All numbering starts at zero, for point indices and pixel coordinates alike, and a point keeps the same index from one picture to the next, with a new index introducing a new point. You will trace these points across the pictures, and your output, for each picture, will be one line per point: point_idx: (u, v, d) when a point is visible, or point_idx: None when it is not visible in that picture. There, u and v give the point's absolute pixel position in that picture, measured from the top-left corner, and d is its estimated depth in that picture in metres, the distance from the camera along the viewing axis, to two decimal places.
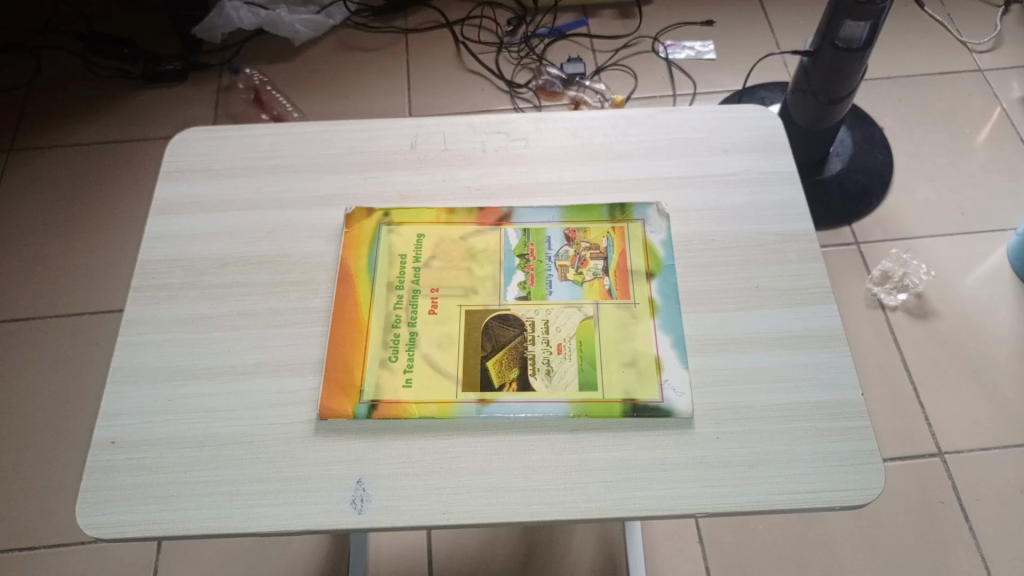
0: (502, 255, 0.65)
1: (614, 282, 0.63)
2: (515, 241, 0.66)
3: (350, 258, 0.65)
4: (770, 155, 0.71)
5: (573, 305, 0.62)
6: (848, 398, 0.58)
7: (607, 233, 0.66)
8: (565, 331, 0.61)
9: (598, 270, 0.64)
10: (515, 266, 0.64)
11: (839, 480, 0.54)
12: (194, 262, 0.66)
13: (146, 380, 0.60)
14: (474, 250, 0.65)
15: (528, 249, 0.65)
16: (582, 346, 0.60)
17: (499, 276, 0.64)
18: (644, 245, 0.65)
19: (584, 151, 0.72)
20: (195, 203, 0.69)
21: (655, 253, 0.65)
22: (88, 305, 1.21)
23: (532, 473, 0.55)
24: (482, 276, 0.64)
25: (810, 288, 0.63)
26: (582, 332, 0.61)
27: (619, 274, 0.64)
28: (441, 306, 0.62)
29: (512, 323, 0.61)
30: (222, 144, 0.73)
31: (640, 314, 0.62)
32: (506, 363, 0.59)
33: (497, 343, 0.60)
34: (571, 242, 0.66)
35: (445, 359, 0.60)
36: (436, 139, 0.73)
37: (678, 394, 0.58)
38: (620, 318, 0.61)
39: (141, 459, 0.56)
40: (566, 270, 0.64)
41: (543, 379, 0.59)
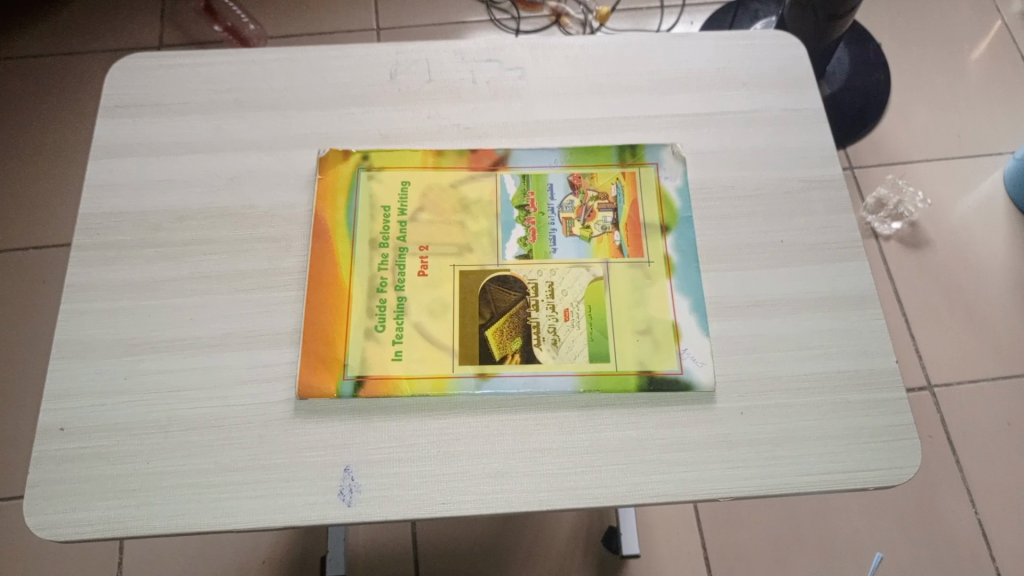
0: (498, 207, 0.57)
1: (625, 236, 0.57)
2: (513, 188, 0.58)
3: (324, 209, 0.57)
4: (793, 89, 0.63)
5: (581, 264, 0.55)
6: (879, 366, 0.53)
7: (616, 180, 0.59)
8: (572, 294, 0.54)
9: (607, 223, 0.57)
10: (514, 219, 0.57)
11: (871, 460, 0.51)
12: (144, 215, 0.57)
13: (97, 355, 0.52)
14: (467, 201, 0.58)
15: (527, 199, 0.58)
16: (592, 312, 0.54)
17: (496, 231, 0.56)
18: (658, 193, 0.58)
19: (587, 84, 0.63)
20: (142, 144, 0.60)
21: (670, 204, 0.58)
22: (34, 238, 1.12)
23: (540, 456, 0.50)
24: (477, 231, 0.56)
25: (838, 244, 0.57)
26: (591, 295, 0.54)
27: (631, 227, 0.57)
28: (432, 267, 0.55)
29: (513, 285, 0.54)
30: (171, 74, 0.63)
31: (654, 275, 0.55)
32: (508, 332, 0.53)
33: (497, 309, 0.54)
34: (577, 190, 0.59)
35: (439, 328, 0.53)
36: (419, 68, 0.63)
37: (698, 364, 0.53)
38: (633, 278, 0.55)
39: (96, 448, 0.49)
40: (571, 224, 0.57)
41: (549, 350, 0.53)
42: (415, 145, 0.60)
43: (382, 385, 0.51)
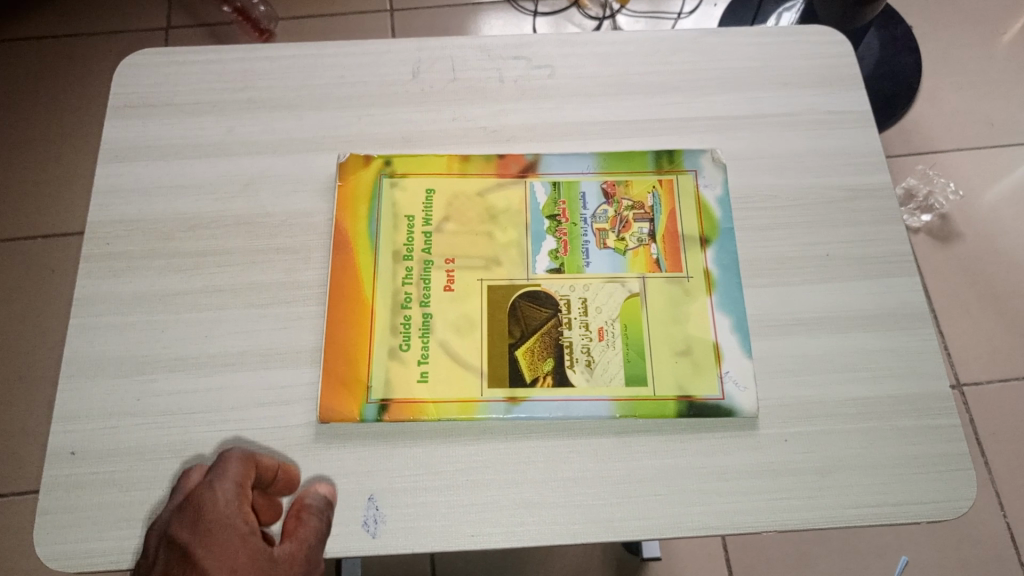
0: (528, 216, 0.54)
1: (663, 249, 0.53)
2: (543, 197, 0.55)
3: (345, 218, 0.54)
4: (839, 89, 0.60)
5: (616, 279, 0.52)
6: (932, 390, 0.50)
7: (652, 188, 0.56)
8: (606, 312, 0.51)
9: (643, 235, 0.54)
10: (544, 230, 0.54)
11: (924, 492, 0.48)
12: (156, 224, 0.54)
13: (108, 374, 0.50)
14: (495, 209, 0.55)
15: (558, 209, 0.55)
16: (627, 331, 0.51)
17: (526, 243, 0.53)
18: (697, 202, 0.55)
19: (620, 83, 0.60)
20: (152, 147, 0.57)
21: (710, 214, 0.55)
22: (42, 227, 1.09)
23: (574, 486, 0.47)
24: (505, 243, 0.53)
25: (888, 258, 0.54)
26: (627, 312, 0.51)
27: (668, 239, 0.54)
28: (458, 282, 0.52)
29: (544, 302, 0.52)
30: (182, 71, 0.60)
31: (694, 291, 0.52)
32: (539, 352, 0.50)
33: (527, 327, 0.51)
34: (611, 199, 0.55)
35: (467, 348, 0.50)
36: (442, 65, 0.60)
37: (740, 388, 0.50)
38: (671, 295, 0.52)
39: (107, 474, 0.47)
40: (605, 236, 0.54)
41: (583, 373, 0.50)
42: (440, 149, 0.57)
43: (407, 408, 0.49)
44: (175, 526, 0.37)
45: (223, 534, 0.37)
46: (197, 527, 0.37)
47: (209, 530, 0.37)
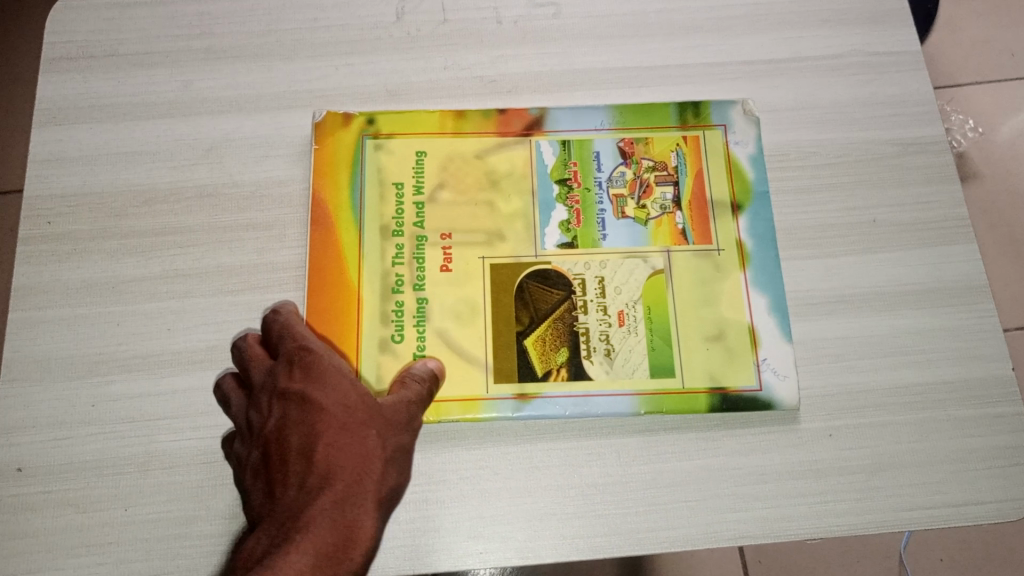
0: (535, 182, 0.47)
1: (690, 218, 0.47)
2: (551, 158, 0.48)
3: (324, 187, 0.47)
4: (884, 26, 0.52)
5: (637, 253, 0.46)
6: (993, 374, 0.45)
7: (676, 146, 0.49)
8: (627, 292, 0.45)
9: (666, 202, 0.47)
10: (554, 197, 0.47)
11: (985, 489, 0.43)
12: (106, 198, 0.47)
13: (56, 377, 0.43)
14: (496, 174, 0.47)
15: (569, 172, 0.48)
16: (651, 315, 0.45)
17: (533, 213, 0.47)
18: (726, 162, 0.48)
19: (636, 23, 0.52)
20: (96, 106, 0.49)
21: (742, 175, 0.48)
22: None
23: (594, 494, 0.42)
24: (509, 213, 0.47)
25: (941, 223, 0.48)
26: (650, 293, 0.45)
27: (695, 206, 0.47)
28: (457, 260, 0.46)
29: (556, 283, 0.45)
30: (126, 15, 0.51)
31: (725, 266, 0.46)
32: (552, 341, 0.44)
33: (537, 313, 0.45)
34: (629, 159, 0.48)
35: (469, 338, 0.44)
36: (430, 4, 0.52)
37: (779, 378, 0.44)
38: (699, 271, 0.46)
39: (60, 493, 0.41)
40: (622, 203, 0.47)
41: (601, 364, 0.44)
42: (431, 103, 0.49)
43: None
44: (283, 376, 0.39)
45: (333, 377, 0.39)
46: (308, 373, 0.39)
47: (320, 376, 0.39)
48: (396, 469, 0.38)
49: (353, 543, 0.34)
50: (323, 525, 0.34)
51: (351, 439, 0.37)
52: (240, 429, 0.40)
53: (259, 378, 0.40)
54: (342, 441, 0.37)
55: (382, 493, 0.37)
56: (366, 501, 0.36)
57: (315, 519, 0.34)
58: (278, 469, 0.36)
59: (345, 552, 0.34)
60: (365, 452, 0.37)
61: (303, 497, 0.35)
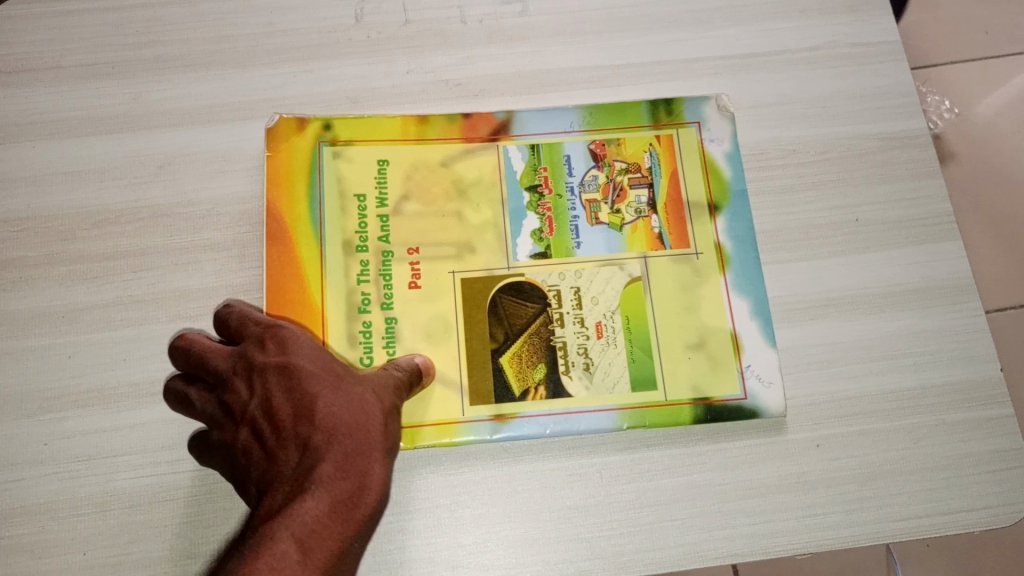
0: (504, 190, 0.46)
1: (666, 221, 0.46)
2: (520, 163, 0.46)
3: (279, 200, 0.45)
4: (864, 16, 0.51)
5: (612, 261, 0.45)
6: (983, 376, 0.44)
7: (649, 146, 0.47)
8: (604, 303, 0.44)
9: (641, 205, 0.46)
10: (524, 205, 0.45)
11: (977, 496, 0.41)
12: (53, 221, 0.44)
13: (6, 414, 0.41)
14: (463, 182, 0.46)
15: (540, 177, 0.46)
16: (630, 325, 0.43)
17: (504, 223, 0.45)
18: (702, 161, 0.47)
19: (607, 19, 0.50)
20: (40, 122, 0.46)
21: (718, 174, 0.47)
22: None
23: (576, 516, 0.40)
24: (479, 224, 0.45)
25: (926, 220, 0.46)
26: (628, 302, 0.44)
27: (672, 208, 0.46)
28: (426, 276, 0.44)
29: (530, 296, 0.44)
30: (66, 24, 0.48)
31: (705, 270, 0.45)
32: (528, 359, 0.43)
33: (512, 329, 0.43)
34: (601, 162, 0.47)
35: (441, 358, 0.43)
36: (392, 4, 0.49)
37: (764, 385, 0.43)
38: (678, 277, 0.44)
39: (14, 539, 0.39)
40: (596, 208, 0.46)
41: (580, 380, 0.43)
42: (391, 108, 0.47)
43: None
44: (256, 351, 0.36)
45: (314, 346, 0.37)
46: (290, 344, 0.36)
47: (299, 345, 0.36)
48: (396, 427, 0.36)
49: (368, 492, 0.32)
50: (335, 475, 0.32)
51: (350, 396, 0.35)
52: (211, 421, 0.36)
53: (225, 363, 0.36)
54: (339, 399, 0.34)
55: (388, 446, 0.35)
56: (377, 451, 0.33)
57: (326, 473, 0.32)
58: (274, 438, 0.34)
59: (361, 497, 0.32)
60: (365, 406, 0.35)
61: (310, 454, 0.33)
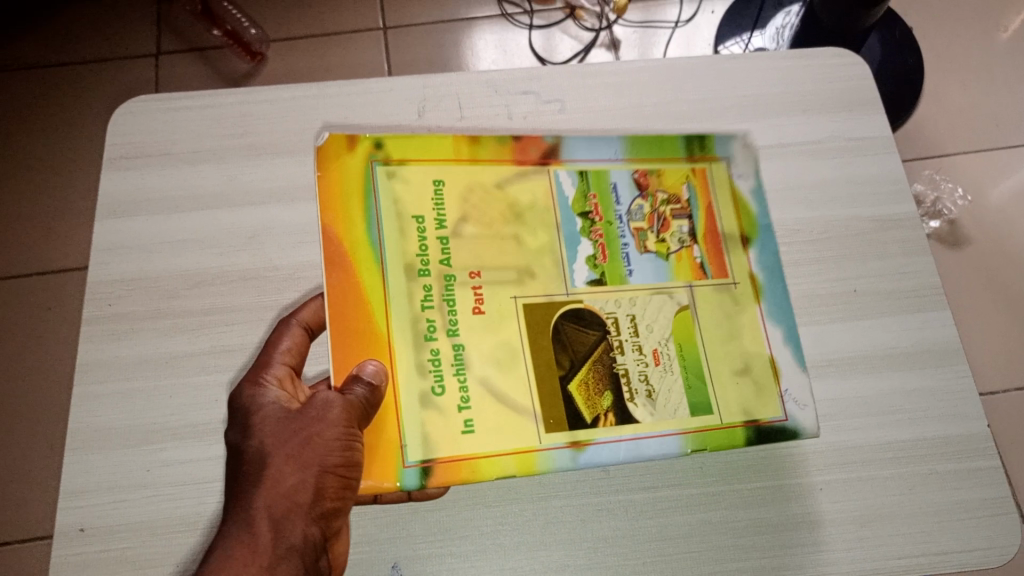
0: (557, 215, 0.51)
1: (705, 253, 0.51)
2: (571, 189, 0.51)
3: (336, 224, 0.48)
4: (859, 114, 0.58)
5: (663, 290, 0.50)
6: (972, 430, 0.49)
7: (686, 178, 0.53)
8: (658, 332, 0.49)
9: (683, 235, 0.51)
10: (577, 232, 0.50)
11: (968, 538, 0.46)
12: (158, 282, 0.52)
13: (114, 444, 0.48)
14: (518, 206, 0.50)
15: (590, 205, 0.51)
16: (683, 352, 0.48)
17: (560, 250, 0.50)
18: (732, 196, 0.53)
19: (634, 116, 0.58)
20: (151, 200, 0.55)
21: (748, 211, 0.53)
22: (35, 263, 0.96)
23: (604, 546, 0.46)
24: (537, 248, 0.50)
25: (917, 291, 0.53)
26: (679, 329, 0.49)
27: (709, 240, 0.52)
28: (488, 302, 0.48)
29: (590, 324, 0.48)
30: (173, 117, 0.57)
31: (743, 300, 0.50)
32: (595, 387, 0.47)
33: (578, 356, 0.48)
34: (645, 192, 0.52)
35: (511, 386, 0.47)
36: (448, 104, 0.58)
37: (800, 407, 0.48)
38: (720, 306, 0.50)
39: (118, 551, 0.45)
40: (644, 237, 0.51)
41: (645, 407, 0.47)
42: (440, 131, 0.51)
43: (456, 468, 0.45)
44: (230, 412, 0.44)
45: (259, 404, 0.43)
46: (255, 397, 0.43)
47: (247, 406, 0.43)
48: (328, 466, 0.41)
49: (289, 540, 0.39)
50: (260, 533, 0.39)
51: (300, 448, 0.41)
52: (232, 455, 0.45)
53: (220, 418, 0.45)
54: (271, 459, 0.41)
55: (332, 484, 0.41)
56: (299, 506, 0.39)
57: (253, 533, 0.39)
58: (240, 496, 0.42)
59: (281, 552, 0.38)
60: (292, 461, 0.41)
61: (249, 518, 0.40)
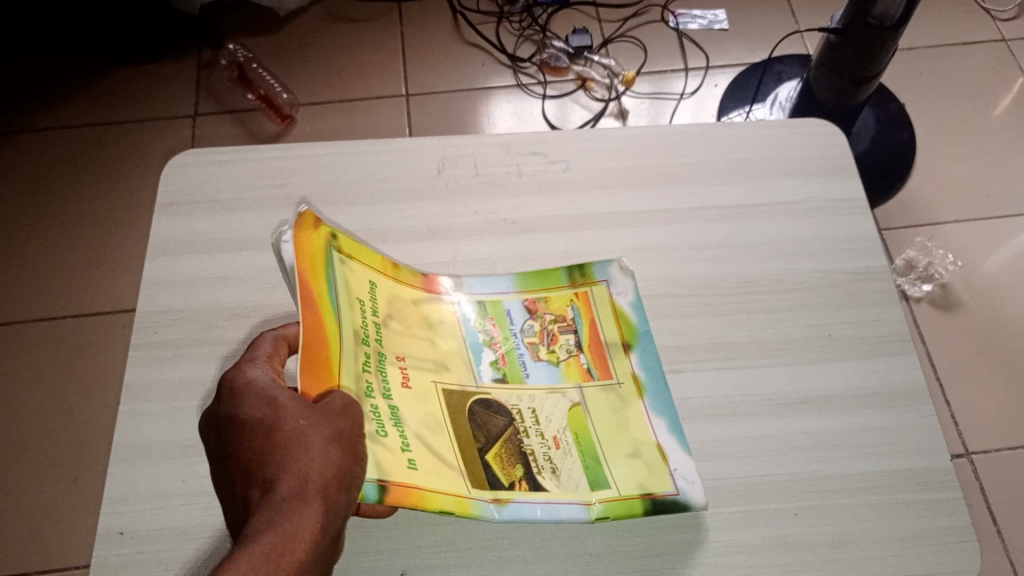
0: (462, 329, 0.56)
1: (591, 361, 0.56)
2: (472, 311, 0.57)
3: (308, 275, 0.50)
4: (836, 179, 0.64)
5: (556, 390, 0.54)
6: (935, 464, 0.53)
7: (570, 302, 0.58)
8: (555, 422, 0.53)
9: (570, 346, 0.56)
10: (481, 341, 0.56)
11: (932, 563, 0.50)
12: (200, 313, 0.58)
13: (155, 457, 0.53)
14: (433, 318, 0.56)
15: (489, 324, 0.57)
16: (579, 440, 0.53)
17: (466, 352, 0.55)
18: (614, 310, 0.57)
19: (633, 176, 0.64)
20: (197, 241, 0.61)
21: (627, 321, 0.57)
22: (85, 306, 1.08)
23: (596, 561, 0.50)
24: (448, 350, 0.55)
25: (886, 338, 0.58)
26: (573, 422, 0.53)
27: (595, 350, 0.56)
28: (415, 380, 0.53)
29: (496, 409, 0.53)
30: (222, 171, 0.64)
31: (627, 397, 0.54)
32: (507, 459, 0.51)
33: (489, 434, 0.52)
34: (534, 314, 0.57)
35: (440, 443, 0.50)
36: (466, 162, 0.65)
37: (691, 483, 0.51)
38: (608, 403, 0.54)
39: (153, 554, 0.50)
40: (536, 348, 0.56)
41: (550, 480, 0.51)
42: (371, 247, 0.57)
43: (407, 493, 0.47)
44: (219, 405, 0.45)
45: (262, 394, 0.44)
46: (253, 387, 0.44)
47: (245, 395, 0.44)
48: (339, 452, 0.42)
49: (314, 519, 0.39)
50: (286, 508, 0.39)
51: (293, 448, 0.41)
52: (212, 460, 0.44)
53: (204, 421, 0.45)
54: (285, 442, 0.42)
55: (347, 470, 0.42)
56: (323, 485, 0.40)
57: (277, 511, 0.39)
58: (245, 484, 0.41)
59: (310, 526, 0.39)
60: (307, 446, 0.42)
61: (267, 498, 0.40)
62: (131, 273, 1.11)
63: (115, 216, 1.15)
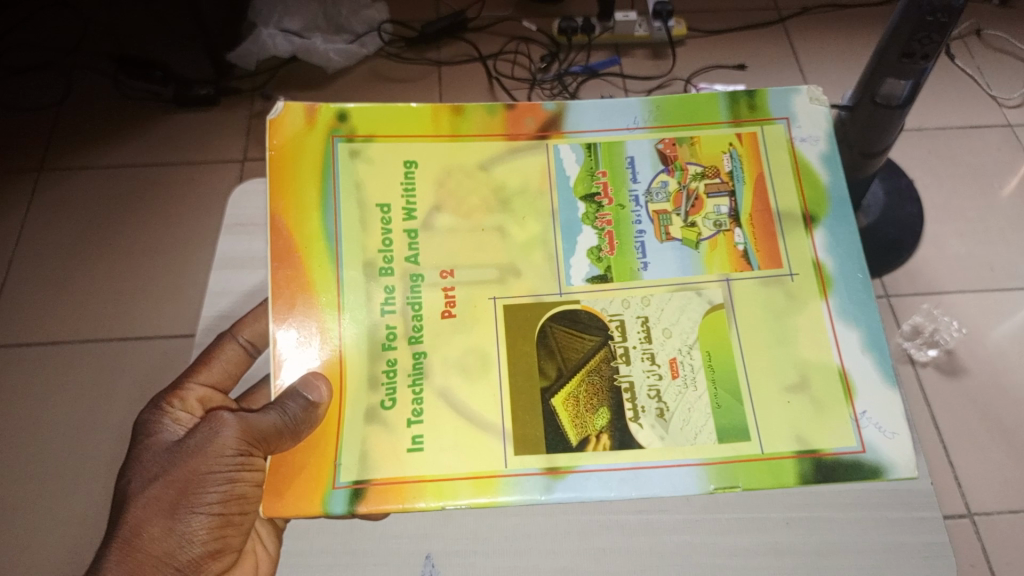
0: (549, 186, 0.66)
1: (751, 230, 0.64)
2: (575, 168, 0.66)
3: (286, 220, 0.62)
4: None
5: (689, 287, 0.62)
6: None
7: (729, 147, 0.66)
8: (681, 342, 0.60)
9: (722, 214, 0.64)
10: (578, 216, 0.65)
11: None
12: None
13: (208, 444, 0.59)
14: (499, 185, 0.65)
15: (599, 185, 0.66)
16: (709, 357, 0.60)
17: (547, 236, 0.64)
18: (792, 159, 0.66)
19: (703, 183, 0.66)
20: None
21: (815, 181, 0.65)
22: (133, 329, 1.17)
23: None
24: (523, 241, 0.64)
25: None
26: (709, 329, 0.61)
27: (763, 217, 0.64)
28: (459, 307, 0.62)
29: (591, 334, 0.61)
30: None
31: (802, 292, 0.61)
32: (585, 407, 0.59)
33: (565, 366, 0.60)
34: (672, 168, 0.66)
35: (476, 392, 0.59)
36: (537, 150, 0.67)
37: (883, 434, 0.57)
38: (776, 295, 0.61)
39: None
40: (665, 218, 0.64)
41: (656, 425, 0.58)
42: (414, 113, 0.67)
43: (383, 489, 0.56)
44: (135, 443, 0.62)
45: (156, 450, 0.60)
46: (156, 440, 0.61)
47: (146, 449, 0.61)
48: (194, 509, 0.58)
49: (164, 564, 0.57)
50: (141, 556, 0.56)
51: (152, 548, 0.56)
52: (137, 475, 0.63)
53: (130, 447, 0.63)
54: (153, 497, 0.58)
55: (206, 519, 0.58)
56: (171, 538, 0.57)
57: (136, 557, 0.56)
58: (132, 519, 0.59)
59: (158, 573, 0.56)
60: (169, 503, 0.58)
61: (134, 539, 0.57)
62: (177, 303, 1.19)
63: (166, 250, 1.24)
